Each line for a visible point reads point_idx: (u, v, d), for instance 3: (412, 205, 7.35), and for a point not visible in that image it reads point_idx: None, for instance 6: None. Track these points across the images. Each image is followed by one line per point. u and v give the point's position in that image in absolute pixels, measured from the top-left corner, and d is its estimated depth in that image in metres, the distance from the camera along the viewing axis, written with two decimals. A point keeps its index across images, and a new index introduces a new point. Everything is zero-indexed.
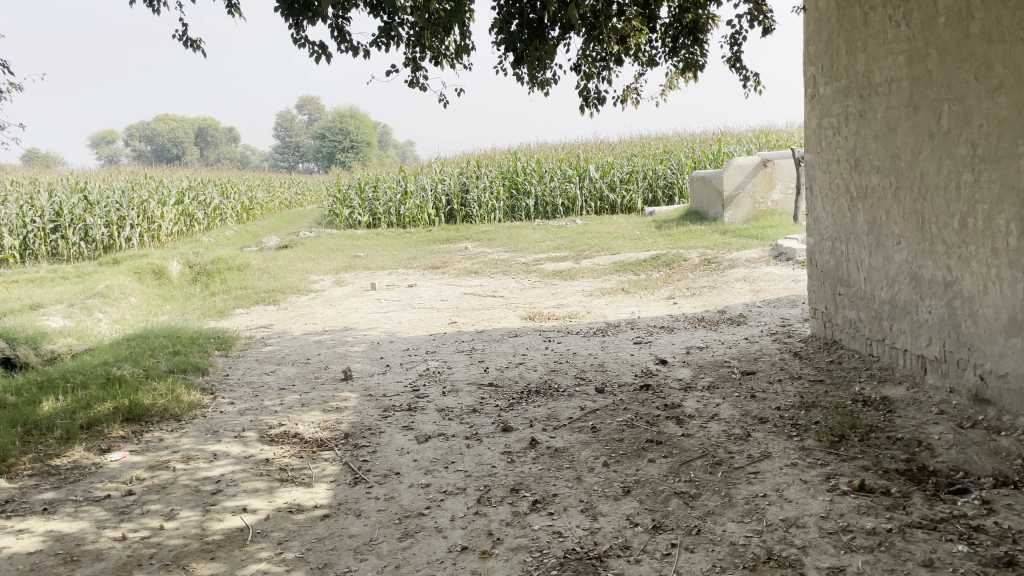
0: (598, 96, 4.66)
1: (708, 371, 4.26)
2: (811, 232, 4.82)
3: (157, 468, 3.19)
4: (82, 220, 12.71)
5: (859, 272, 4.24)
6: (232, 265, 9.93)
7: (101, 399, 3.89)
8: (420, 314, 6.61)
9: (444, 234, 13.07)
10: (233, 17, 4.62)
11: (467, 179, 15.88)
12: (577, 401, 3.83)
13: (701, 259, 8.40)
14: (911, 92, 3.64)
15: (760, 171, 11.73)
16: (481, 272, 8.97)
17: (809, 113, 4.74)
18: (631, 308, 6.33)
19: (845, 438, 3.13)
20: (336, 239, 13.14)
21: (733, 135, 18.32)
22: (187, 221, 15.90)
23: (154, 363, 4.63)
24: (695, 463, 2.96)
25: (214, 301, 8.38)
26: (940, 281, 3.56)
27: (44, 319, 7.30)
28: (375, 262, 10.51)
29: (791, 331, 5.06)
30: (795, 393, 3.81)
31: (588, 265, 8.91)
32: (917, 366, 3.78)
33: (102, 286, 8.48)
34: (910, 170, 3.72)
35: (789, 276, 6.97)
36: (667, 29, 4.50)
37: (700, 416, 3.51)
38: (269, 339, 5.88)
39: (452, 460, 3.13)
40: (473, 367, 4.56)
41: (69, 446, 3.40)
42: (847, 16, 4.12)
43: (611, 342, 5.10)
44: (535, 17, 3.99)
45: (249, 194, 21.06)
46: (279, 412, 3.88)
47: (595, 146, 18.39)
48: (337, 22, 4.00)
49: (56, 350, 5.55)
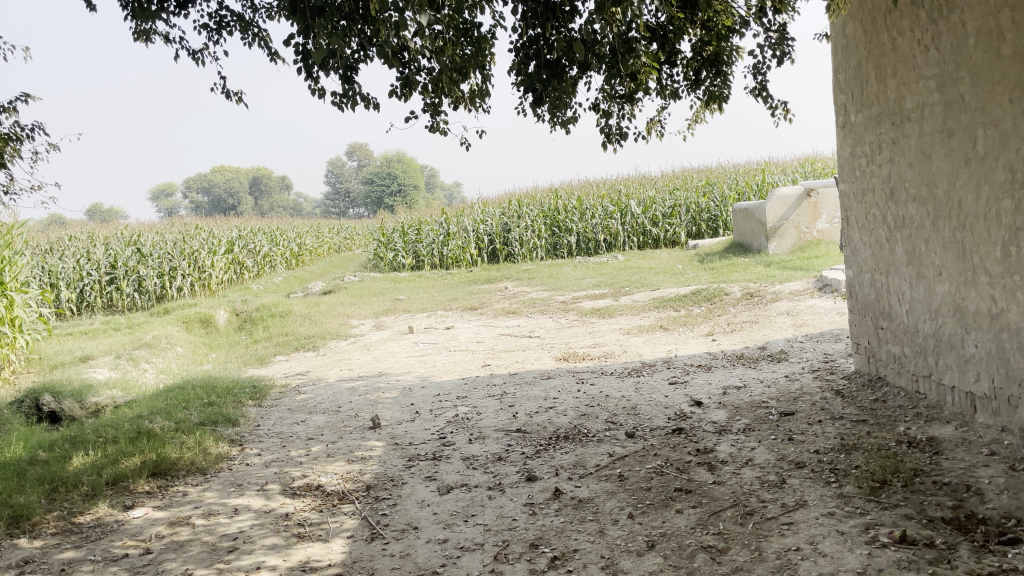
0: (620, 131, 4.54)
1: (744, 413, 4.08)
2: (849, 264, 4.63)
3: (177, 524, 3.16)
4: (136, 272, 13.07)
5: (901, 304, 4.05)
6: (275, 312, 10.06)
7: (129, 454, 3.90)
8: (455, 357, 6.56)
9: (485, 274, 13.07)
10: (274, 64, 4.78)
11: (509, 219, 15.96)
12: (606, 447, 3.71)
13: (744, 292, 8.21)
14: (944, 118, 3.51)
15: (804, 201, 11.51)
16: (519, 312, 8.91)
17: (841, 142, 4.58)
18: (669, 347, 6.17)
19: (887, 484, 2.94)
20: (379, 282, 13.27)
21: (778, 165, 18.05)
22: (237, 269, 16.27)
23: (187, 415, 4.64)
24: (725, 514, 2.81)
25: (256, 348, 8.46)
26: (985, 313, 3.37)
27: (91, 370, 7.42)
28: (415, 305, 10.54)
29: (834, 368, 4.85)
30: (836, 434, 3.62)
31: (627, 302, 8.76)
32: (967, 404, 3.57)
33: (149, 337, 8.63)
34: (947, 197, 3.56)
35: (834, 309, 6.73)
36: (688, 63, 4.42)
37: (734, 462, 3.35)
38: (303, 387, 5.87)
39: (472, 513, 3.04)
40: (502, 413, 4.46)
41: (94, 503, 3.40)
42: (875, 42, 4.00)
43: (645, 383, 4.96)
44: (552, 58, 3.99)
45: (299, 240, 21.52)
46: (303, 464, 3.84)
47: (637, 181, 18.31)
48: (353, 70, 4.04)
49: (99, 401, 5.63)
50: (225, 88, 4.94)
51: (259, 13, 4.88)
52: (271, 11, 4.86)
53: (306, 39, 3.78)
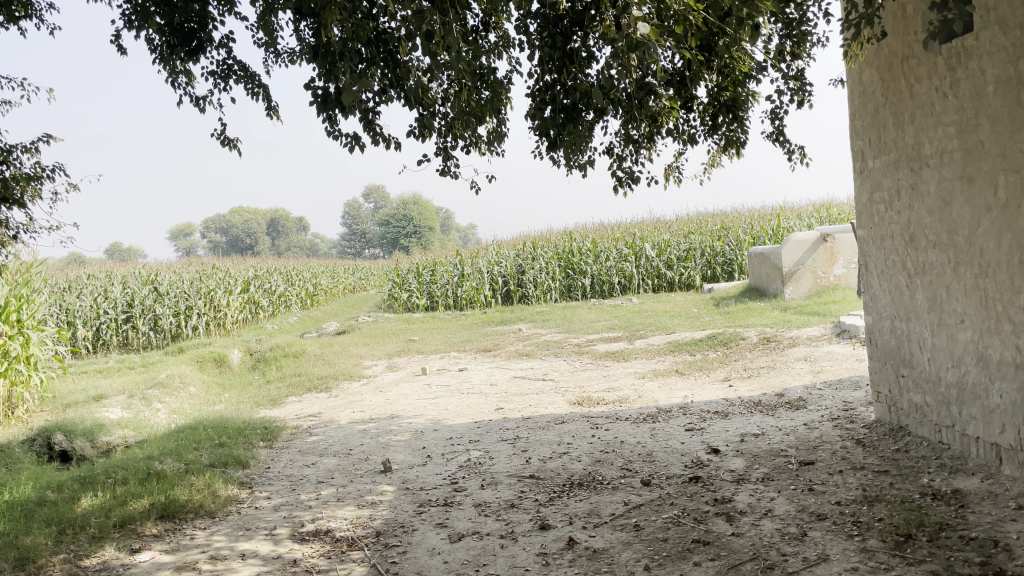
0: (632, 176, 4.47)
1: (762, 461, 4.00)
2: (869, 310, 4.57)
3: (184, 568, 3.10)
4: (152, 310, 13.13)
5: (922, 352, 3.98)
6: (288, 352, 10.05)
7: (137, 496, 3.86)
8: (468, 400, 6.50)
9: (499, 316, 13.04)
10: (270, 119, 4.77)
11: (523, 261, 15.98)
12: (621, 495, 3.63)
13: (760, 337, 8.13)
14: (964, 164, 3.49)
15: (820, 245, 11.48)
16: (533, 354, 8.86)
17: (858, 188, 4.56)
18: (685, 392, 6.07)
19: (912, 538, 2.84)
20: (393, 323, 13.27)
21: (793, 210, 18.03)
22: (252, 309, 16.34)
23: (197, 456, 4.60)
24: (744, 567, 2.73)
25: (269, 389, 8.43)
26: (1009, 362, 3.30)
27: (104, 410, 7.40)
28: (429, 346, 10.50)
29: (854, 417, 4.76)
30: (857, 485, 3.53)
31: (642, 345, 8.70)
32: (992, 456, 3.48)
33: (163, 376, 8.62)
34: (969, 244, 3.51)
35: (853, 355, 6.64)
36: (705, 108, 4.44)
37: (753, 513, 3.27)
38: (315, 429, 5.82)
39: (484, 562, 2.97)
40: (515, 458, 4.39)
41: (101, 546, 3.34)
42: (892, 89, 4.00)
43: (661, 429, 4.88)
44: (568, 102, 3.99)
45: (314, 280, 21.64)
46: (313, 508, 3.78)
47: (651, 224, 18.34)
48: (370, 111, 4.04)
49: (111, 441, 5.59)
50: (222, 134, 4.99)
51: (278, 60, 4.94)
52: (293, 56, 4.93)
53: (327, 83, 3.80)
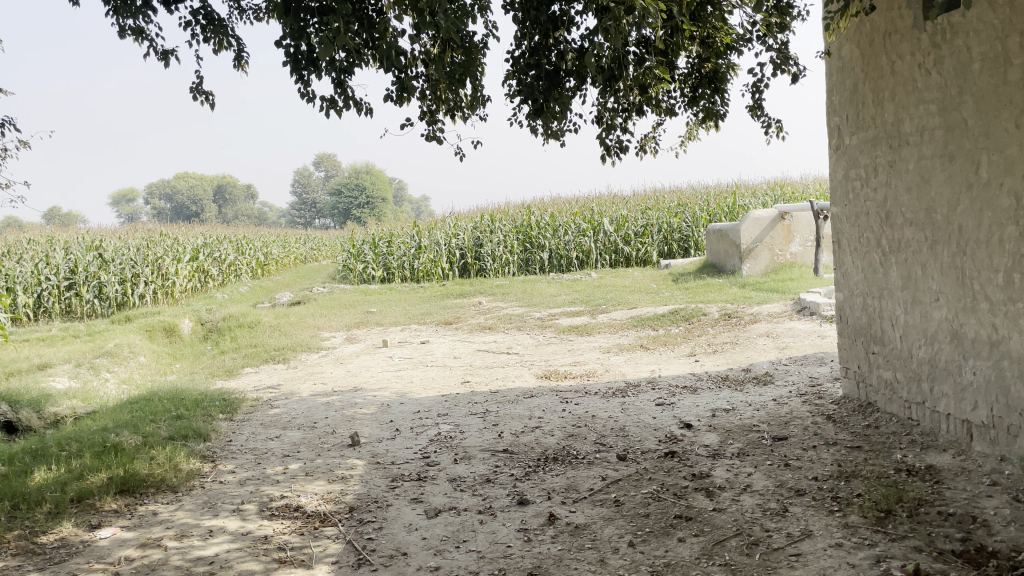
0: (620, 144, 4.43)
1: (736, 437, 4.00)
2: (839, 287, 4.59)
3: (148, 546, 2.96)
4: (96, 278, 12.68)
5: (894, 329, 4.01)
6: (242, 322, 9.79)
7: (95, 469, 3.69)
8: (432, 373, 6.41)
9: (458, 288, 12.92)
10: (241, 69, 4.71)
11: (481, 234, 15.86)
12: (598, 470, 3.59)
13: (722, 313, 8.19)
14: (945, 142, 3.49)
15: (778, 223, 11.59)
16: (495, 328, 8.79)
17: (833, 165, 4.56)
18: (651, 366, 6.09)
19: (892, 514, 2.85)
20: (350, 294, 13.06)
21: (748, 187, 18.23)
22: (201, 278, 15.92)
23: (155, 429, 4.43)
24: (730, 543, 2.70)
25: (224, 360, 8.20)
26: (985, 340, 3.34)
27: (50, 379, 7.11)
28: (388, 318, 10.35)
29: (821, 392, 4.80)
30: (833, 460, 3.55)
31: (605, 320, 8.69)
32: (962, 432, 3.53)
33: (112, 345, 8.32)
34: (947, 222, 3.53)
35: (815, 332, 6.71)
36: (686, 78, 4.42)
37: (732, 488, 3.26)
38: (276, 401, 5.68)
39: (464, 538, 2.90)
40: (487, 432, 4.32)
41: (58, 522, 3.18)
42: (872, 65, 3.98)
43: (631, 403, 4.86)
44: (550, 68, 3.89)
45: (266, 250, 21.20)
46: (281, 483, 3.67)
47: (609, 199, 18.35)
48: (343, 73, 3.86)
49: (59, 412, 5.36)
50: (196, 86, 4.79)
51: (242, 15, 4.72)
52: (258, 12, 4.71)
53: (299, 42, 3.62)
